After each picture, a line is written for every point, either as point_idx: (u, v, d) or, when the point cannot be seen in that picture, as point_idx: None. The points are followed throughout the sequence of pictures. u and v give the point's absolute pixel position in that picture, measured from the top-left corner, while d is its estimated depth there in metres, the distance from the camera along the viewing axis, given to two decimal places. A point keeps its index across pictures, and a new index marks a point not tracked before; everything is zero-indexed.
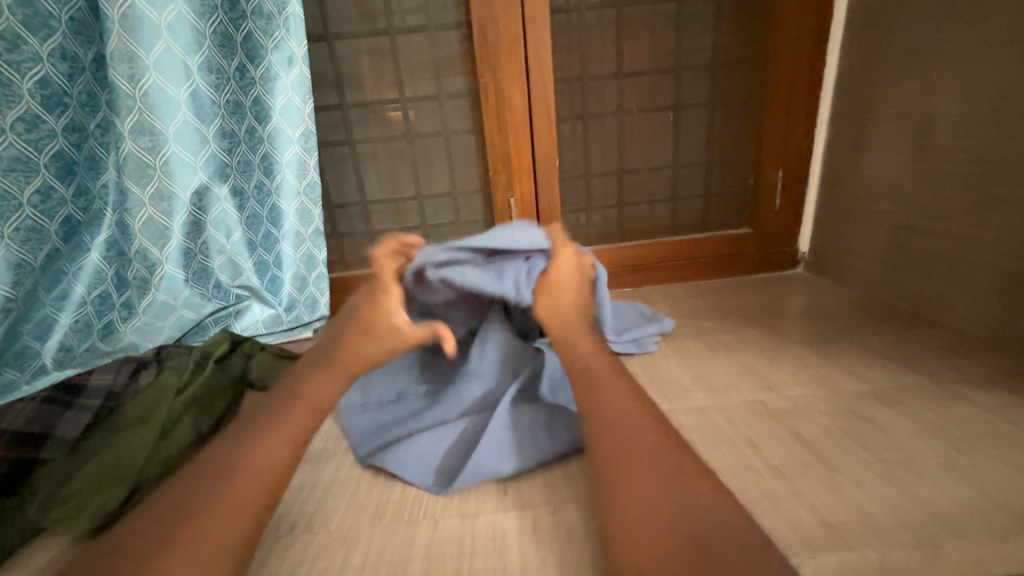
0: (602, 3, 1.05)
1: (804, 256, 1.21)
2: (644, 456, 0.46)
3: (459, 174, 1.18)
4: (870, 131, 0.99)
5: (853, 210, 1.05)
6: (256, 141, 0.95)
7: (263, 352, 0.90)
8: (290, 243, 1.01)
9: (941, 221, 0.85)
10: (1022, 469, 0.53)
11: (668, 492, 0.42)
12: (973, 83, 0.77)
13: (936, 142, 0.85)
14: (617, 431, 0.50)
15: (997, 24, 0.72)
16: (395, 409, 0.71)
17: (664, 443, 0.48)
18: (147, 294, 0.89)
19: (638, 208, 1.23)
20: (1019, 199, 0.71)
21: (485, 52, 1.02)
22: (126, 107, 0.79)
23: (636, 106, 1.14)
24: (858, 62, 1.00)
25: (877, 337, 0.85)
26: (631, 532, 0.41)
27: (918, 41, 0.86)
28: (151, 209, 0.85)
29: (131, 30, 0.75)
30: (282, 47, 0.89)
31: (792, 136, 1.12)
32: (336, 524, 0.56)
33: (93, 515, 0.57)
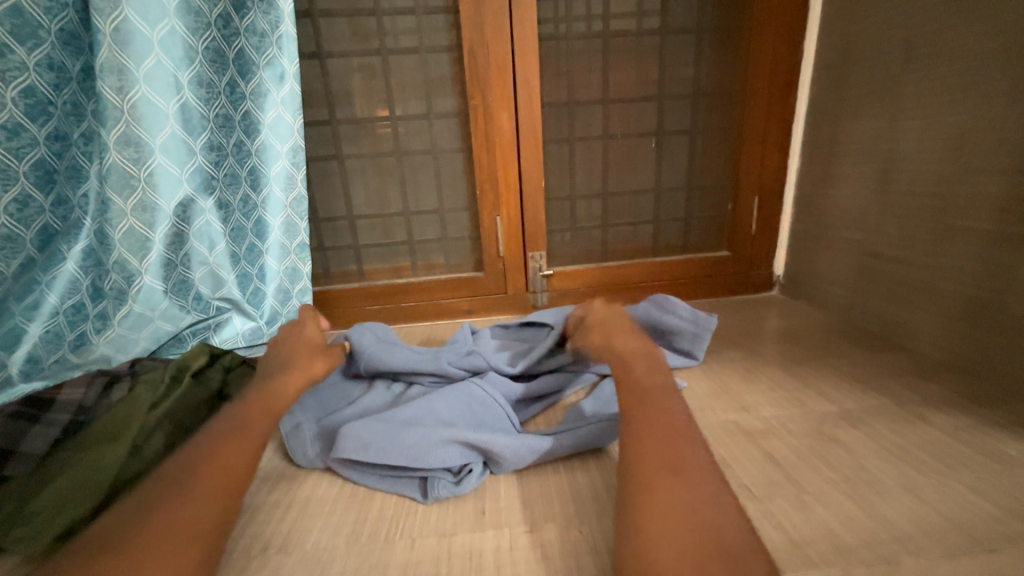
0: (588, 32, 1.10)
1: (779, 279, 1.26)
2: (651, 468, 0.49)
3: (447, 192, 1.20)
4: (838, 162, 1.05)
5: (823, 236, 1.10)
6: (244, 154, 0.95)
7: (245, 365, 0.87)
8: (275, 256, 1.02)
9: (905, 249, 0.90)
10: (976, 490, 0.56)
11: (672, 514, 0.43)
12: (933, 123, 0.83)
13: (900, 174, 0.90)
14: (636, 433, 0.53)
15: (950, 69, 0.79)
16: (389, 437, 0.63)
17: (681, 449, 0.51)
18: (124, 305, 0.88)
19: (621, 229, 1.26)
20: (975, 232, 0.77)
21: (475, 75, 1.06)
22: (113, 118, 0.79)
23: (620, 132, 1.18)
24: (826, 98, 1.06)
25: (847, 359, 0.88)
26: (643, 534, 0.43)
27: (881, 81, 0.93)
28: (133, 219, 0.84)
29: (122, 43, 0.76)
30: (273, 64, 0.90)
31: (767, 163, 1.17)
32: (311, 544, 0.55)
33: (54, 530, 0.56)
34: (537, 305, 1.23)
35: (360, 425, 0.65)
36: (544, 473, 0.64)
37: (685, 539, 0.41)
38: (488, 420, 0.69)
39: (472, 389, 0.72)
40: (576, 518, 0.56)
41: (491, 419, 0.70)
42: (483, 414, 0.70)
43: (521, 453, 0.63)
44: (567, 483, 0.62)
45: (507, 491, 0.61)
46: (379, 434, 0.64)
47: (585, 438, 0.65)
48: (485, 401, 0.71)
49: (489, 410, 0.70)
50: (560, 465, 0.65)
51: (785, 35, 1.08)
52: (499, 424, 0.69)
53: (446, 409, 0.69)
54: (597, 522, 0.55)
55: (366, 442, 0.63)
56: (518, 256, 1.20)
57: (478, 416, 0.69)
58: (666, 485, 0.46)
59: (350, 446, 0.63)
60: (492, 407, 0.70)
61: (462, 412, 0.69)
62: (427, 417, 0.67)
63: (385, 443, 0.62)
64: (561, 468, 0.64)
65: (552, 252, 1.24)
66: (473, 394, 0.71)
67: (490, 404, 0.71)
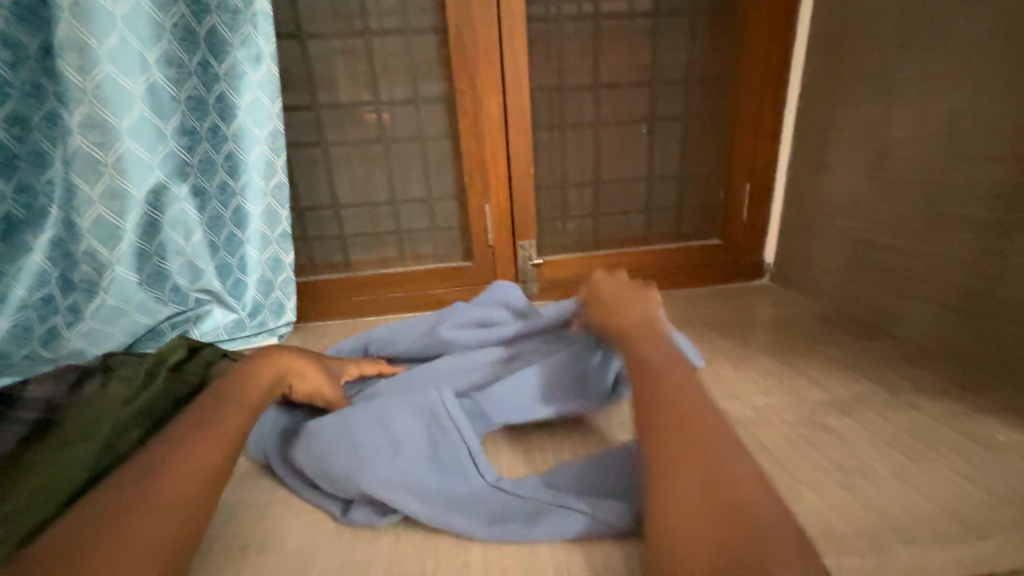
0: (579, 14, 1.06)
1: (770, 268, 1.25)
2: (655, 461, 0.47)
3: (434, 180, 1.16)
4: (831, 149, 1.03)
5: (815, 224, 1.09)
6: (219, 139, 0.88)
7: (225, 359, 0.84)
8: (255, 246, 0.96)
9: (898, 236, 0.89)
10: (968, 477, 0.55)
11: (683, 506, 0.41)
12: (927, 107, 0.81)
13: (893, 161, 0.89)
14: (646, 412, 0.50)
15: (946, 52, 0.77)
16: (322, 457, 0.56)
17: (693, 426, 0.47)
18: (96, 297, 0.86)
19: (612, 218, 1.24)
20: (968, 218, 0.76)
21: (462, 58, 1.02)
22: (74, 99, 0.76)
23: (611, 118, 1.15)
24: (820, 83, 1.04)
25: (838, 347, 0.88)
26: (670, 526, 0.40)
27: (875, 66, 0.91)
28: (101, 207, 0.82)
29: (80, 18, 0.72)
30: (249, 43, 0.83)
31: (760, 150, 1.15)
32: (293, 543, 0.53)
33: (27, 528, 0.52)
34: (528, 295, 1.21)
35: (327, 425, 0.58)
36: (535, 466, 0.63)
37: (706, 527, 0.39)
38: (453, 454, 0.56)
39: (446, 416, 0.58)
40: None
41: (451, 452, 0.56)
42: (445, 450, 0.56)
43: (456, 516, 0.51)
44: None
45: None
46: (331, 443, 0.57)
47: (546, 526, 0.50)
48: (444, 429, 0.57)
49: (450, 441, 0.57)
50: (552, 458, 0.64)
51: (779, 19, 1.06)
52: (461, 457, 0.56)
53: (413, 429, 0.58)
54: None
55: (319, 448, 0.57)
56: (508, 246, 1.17)
57: (433, 446, 0.57)
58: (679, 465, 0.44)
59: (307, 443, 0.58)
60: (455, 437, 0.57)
61: (427, 438, 0.57)
62: (387, 432, 0.57)
63: (333, 455, 0.56)
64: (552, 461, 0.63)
65: (543, 240, 1.22)
66: (433, 417, 0.58)
67: (462, 440, 0.57)
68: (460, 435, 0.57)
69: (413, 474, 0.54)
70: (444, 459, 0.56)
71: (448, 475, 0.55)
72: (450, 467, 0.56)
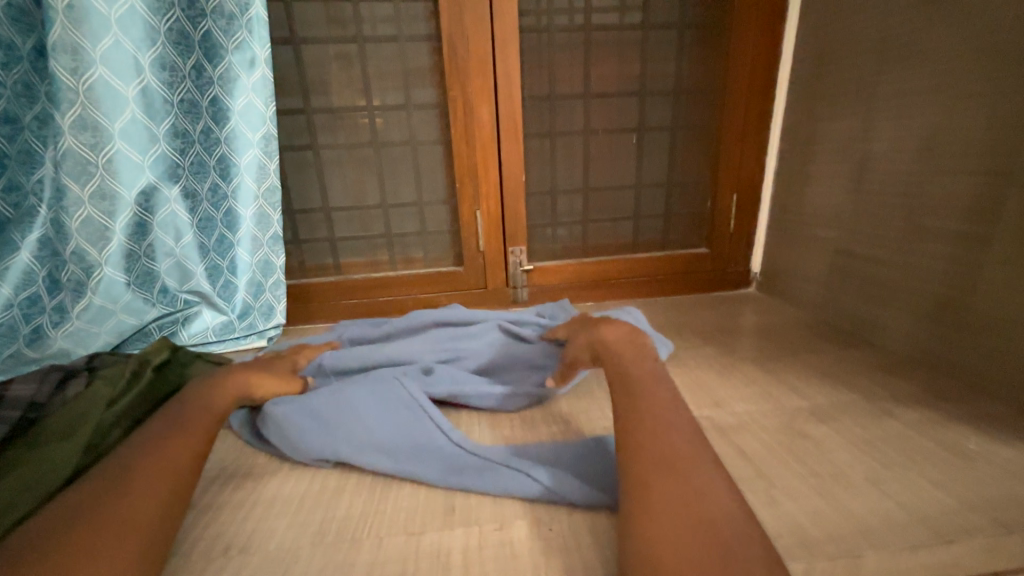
0: (571, 26, 1.08)
1: (755, 277, 1.27)
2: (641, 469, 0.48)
3: (426, 185, 1.17)
4: (814, 161, 1.06)
5: (799, 234, 1.12)
6: (212, 143, 0.89)
7: (202, 360, 0.88)
8: (246, 249, 0.96)
9: (877, 247, 0.91)
10: (937, 483, 0.57)
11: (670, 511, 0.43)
12: (904, 123, 0.84)
13: (873, 174, 0.91)
14: (636, 430, 0.53)
15: (922, 70, 0.80)
16: (303, 433, 0.65)
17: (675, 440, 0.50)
18: (83, 298, 0.86)
19: (602, 225, 1.26)
20: (943, 232, 0.78)
21: (455, 66, 1.04)
22: (67, 100, 0.76)
23: (601, 127, 1.17)
24: (803, 97, 1.07)
25: (819, 356, 0.90)
26: (642, 534, 0.42)
27: (855, 82, 0.94)
28: (90, 208, 0.82)
29: (76, 20, 0.73)
30: (243, 47, 0.84)
31: (746, 161, 1.18)
32: (275, 544, 0.53)
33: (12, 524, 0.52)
34: (517, 301, 1.22)
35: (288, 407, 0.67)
36: None
37: (682, 534, 0.41)
38: (405, 418, 0.65)
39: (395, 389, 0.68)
40: (547, 515, 0.55)
41: (415, 429, 0.64)
42: (398, 415, 0.65)
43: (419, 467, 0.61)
44: None
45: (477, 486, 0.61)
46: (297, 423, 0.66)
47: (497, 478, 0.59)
48: (409, 411, 0.65)
49: (414, 421, 0.65)
50: None
51: (764, 34, 1.09)
52: (424, 433, 0.63)
53: (366, 403, 0.66)
54: (569, 518, 0.55)
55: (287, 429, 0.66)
56: (498, 251, 1.19)
57: (398, 425, 0.64)
58: (657, 478, 0.46)
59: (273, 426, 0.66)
60: (419, 417, 0.65)
61: (381, 409, 0.66)
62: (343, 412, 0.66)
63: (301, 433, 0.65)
64: None
65: (533, 247, 1.23)
66: (400, 400, 0.67)
67: (413, 406, 0.66)
68: (423, 417, 0.65)
69: (376, 441, 0.64)
70: (409, 436, 0.63)
71: (413, 449, 0.63)
72: (415, 442, 0.63)
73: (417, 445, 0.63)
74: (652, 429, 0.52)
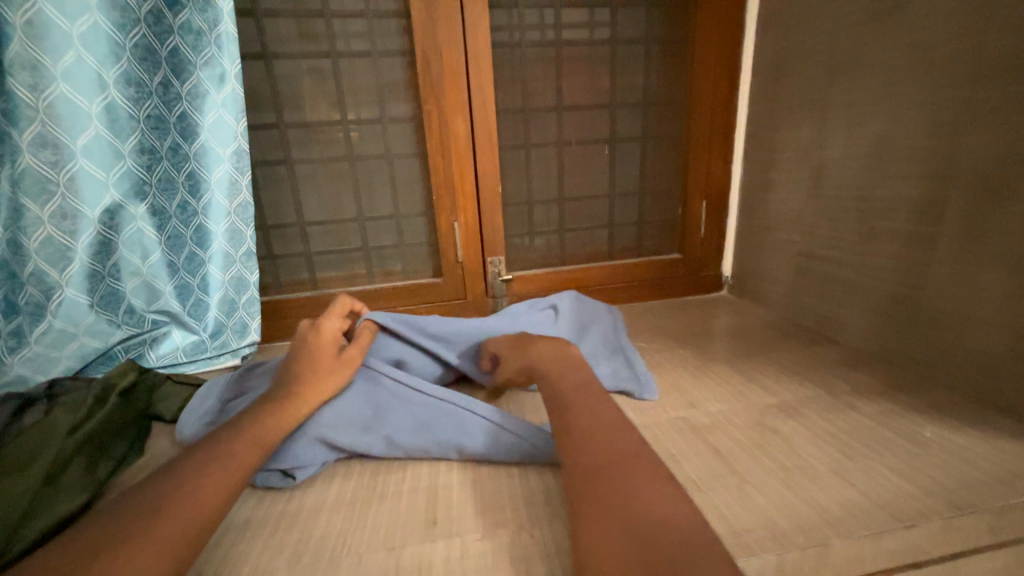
0: (541, 41, 1.12)
1: (727, 280, 1.31)
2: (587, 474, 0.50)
3: (403, 198, 1.18)
4: (776, 169, 1.11)
5: (765, 238, 1.16)
6: (181, 158, 0.88)
7: (169, 382, 0.86)
8: (218, 265, 0.94)
9: (836, 249, 0.96)
10: (897, 471, 0.60)
11: (610, 512, 0.44)
12: (856, 132, 0.89)
13: (829, 180, 0.97)
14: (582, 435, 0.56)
15: (870, 81, 0.86)
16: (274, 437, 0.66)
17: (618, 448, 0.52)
18: (43, 321, 0.83)
19: (578, 234, 1.28)
20: (894, 232, 0.83)
21: (429, 81, 1.05)
22: (26, 117, 0.74)
23: (574, 138, 1.20)
24: (764, 109, 1.13)
25: (787, 354, 0.93)
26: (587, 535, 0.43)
27: (810, 93, 1.00)
28: (50, 227, 0.79)
29: (36, 37, 0.71)
30: (212, 63, 0.83)
31: (713, 169, 1.22)
32: (249, 567, 0.52)
33: None
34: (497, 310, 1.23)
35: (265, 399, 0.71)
36: (499, 475, 0.64)
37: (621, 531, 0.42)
38: (382, 398, 0.71)
39: (370, 376, 0.74)
40: (527, 521, 0.56)
41: (373, 397, 0.72)
42: (374, 398, 0.71)
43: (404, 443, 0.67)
44: (519, 486, 0.61)
45: (459, 496, 0.61)
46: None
47: (474, 442, 0.66)
48: (363, 386, 0.73)
49: (370, 392, 0.72)
50: (515, 468, 0.65)
51: (725, 50, 1.14)
52: (380, 398, 0.72)
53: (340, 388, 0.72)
54: (548, 523, 0.55)
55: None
56: (476, 261, 1.19)
57: (358, 398, 0.71)
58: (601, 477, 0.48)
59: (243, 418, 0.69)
60: (374, 386, 0.73)
61: (353, 395, 0.71)
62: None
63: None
64: (515, 472, 0.64)
65: (510, 256, 1.24)
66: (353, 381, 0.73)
67: (366, 379, 0.74)
68: (377, 386, 0.73)
69: (354, 419, 0.69)
70: (369, 405, 0.71)
71: (377, 414, 0.70)
72: (376, 408, 0.70)
73: (378, 409, 0.70)
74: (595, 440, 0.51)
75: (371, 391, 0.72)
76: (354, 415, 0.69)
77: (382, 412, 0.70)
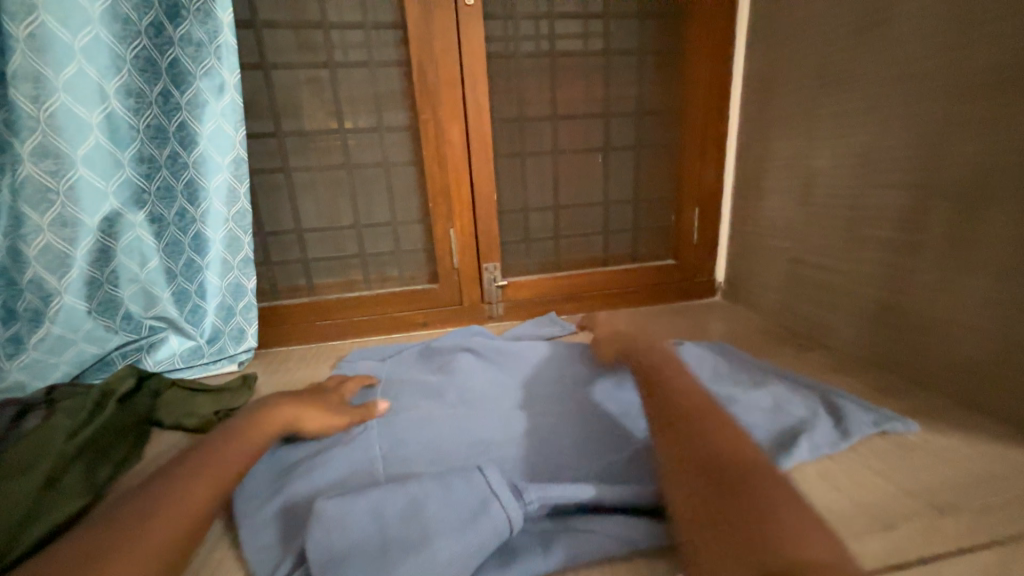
0: (536, 52, 1.14)
1: (721, 286, 1.33)
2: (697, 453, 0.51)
3: (400, 205, 1.19)
4: (767, 177, 1.13)
5: (757, 244, 1.18)
6: (179, 167, 0.88)
7: (175, 387, 0.85)
8: (216, 271, 0.95)
9: (824, 257, 0.98)
10: (881, 473, 0.61)
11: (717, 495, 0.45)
12: (843, 143, 0.91)
13: (818, 190, 0.99)
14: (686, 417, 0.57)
15: (856, 93, 0.88)
16: (317, 534, 0.49)
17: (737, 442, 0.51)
18: (41, 327, 0.84)
19: (573, 240, 1.30)
20: (880, 239, 0.85)
21: (426, 90, 1.07)
22: (27, 128, 0.76)
23: (569, 147, 1.22)
24: (754, 119, 1.15)
25: (778, 359, 0.95)
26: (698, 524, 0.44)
27: (799, 104, 1.02)
28: (50, 235, 0.80)
29: (39, 50, 0.73)
30: (212, 74, 0.84)
31: (705, 176, 1.24)
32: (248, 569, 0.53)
33: None
34: (493, 316, 1.24)
35: (331, 507, 0.51)
36: None
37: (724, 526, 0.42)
38: (503, 485, 0.54)
39: (478, 481, 0.54)
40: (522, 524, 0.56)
41: (479, 514, 0.50)
42: (476, 506, 0.51)
43: (570, 541, 0.52)
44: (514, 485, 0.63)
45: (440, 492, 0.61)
46: (360, 524, 0.50)
47: (642, 529, 0.53)
48: (466, 490, 0.53)
49: (472, 505, 0.51)
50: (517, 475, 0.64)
51: (716, 61, 1.17)
52: (485, 513, 0.50)
53: (436, 484, 0.54)
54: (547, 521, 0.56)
55: (346, 536, 0.49)
56: (473, 267, 1.21)
57: (458, 510, 0.51)
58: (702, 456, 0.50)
59: (321, 536, 0.49)
60: (482, 492, 0.52)
61: (448, 505, 0.52)
62: (412, 504, 0.52)
63: (363, 536, 0.49)
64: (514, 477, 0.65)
65: (506, 263, 1.26)
66: (455, 480, 0.54)
67: (479, 482, 0.54)
68: (485, 494, 0.52)
69: (453, 537, 0.48)
70: (469, 524, 0.50)
71: (476, 533, 0.49)
72: (485, 528, 0.49)
73: (485, 531, 0.49)
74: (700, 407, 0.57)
75: (478, 501, 0.52)
76: (452, 532, 0.49)
77: (487, 538, 0.49)
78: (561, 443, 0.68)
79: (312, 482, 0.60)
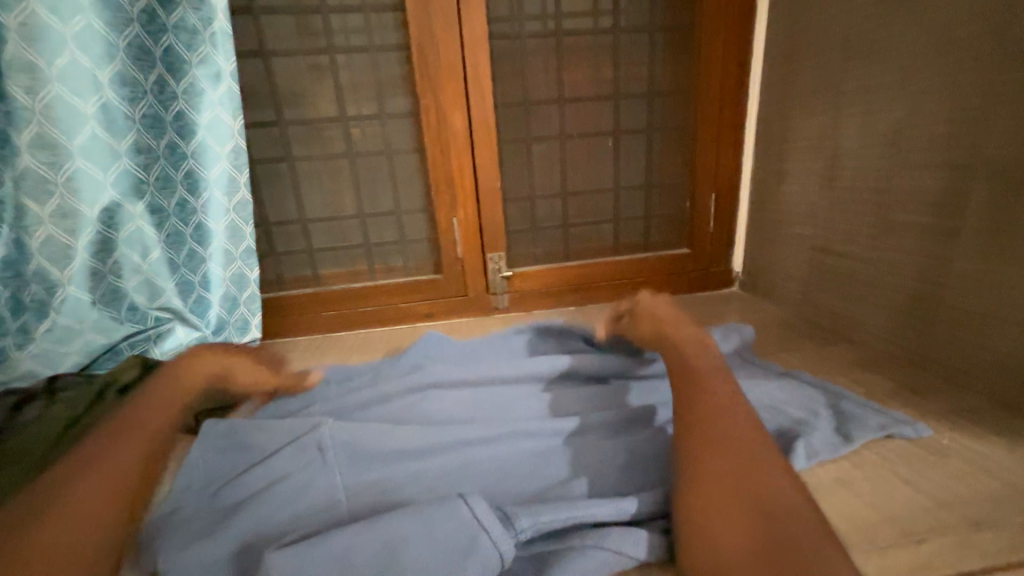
0: (541, 31, 1.08)
1: (739, 275, 1.27)
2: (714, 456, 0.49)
3: (403, 193, 1.17)
4: (788, 159, 1.06)
5: (778, 231, 1.11)
6: (179, 157, 0.87)
7: None
8: (219, 262, 0.94)
9: (850, 244, 0.91)
10: (909, 480, 0.56)
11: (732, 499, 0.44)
12: (871, 120, 0.84)
13: (844, 172, 0.91)
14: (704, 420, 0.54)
15: (886, 66, 0.80)
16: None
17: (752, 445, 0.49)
18: (48, 317, 0.85)
19: (582, 229, 1.25)
20: (913, 225, 0.78)
21: (426, 75, 1.04)
22: (25, 120, 0.76)
23: (576, 131, 1.17)
24: (775, 98, 1.08)
25: (798, 355, 0.89)
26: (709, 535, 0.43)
27: (824, 79, 0.94)
28: (51, 227, 0.82)
29: (31, 40, 0.73)
30: (208, 61, 0.83)
31: (722, 159, 1.17)
32: None
33: None
34: (498, 307, 1.21)
35: (291, 556, 0.46)
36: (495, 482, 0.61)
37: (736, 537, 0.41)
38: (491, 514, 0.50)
39: (461, 517, 0.50)
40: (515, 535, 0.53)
41: (463, 561, 0.47)
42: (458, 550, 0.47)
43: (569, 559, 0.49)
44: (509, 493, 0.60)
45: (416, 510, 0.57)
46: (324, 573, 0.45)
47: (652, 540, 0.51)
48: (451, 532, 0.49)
49: (456, 551, 0.47)
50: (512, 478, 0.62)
51: (734, 36, 1.09)
52: (465, 555, 0.47)
53: (414, 520, 0.49)
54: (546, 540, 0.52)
55: None
56: (478, 257, 1.18)
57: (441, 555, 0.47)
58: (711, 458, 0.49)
59: None
60: (465, 534, 0.48)
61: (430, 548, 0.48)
62: (390, 547, 0.47)
63: None
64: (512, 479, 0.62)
65: (512, 253, 1.22)
66: (438, 516, 0.50)
67: (465, 524, 0.49)
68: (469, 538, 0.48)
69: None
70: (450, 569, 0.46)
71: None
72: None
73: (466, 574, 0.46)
74: (715, 440, 0.51)
75: (458, 546, 0.48)
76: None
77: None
78: (529, 473, 0.62)
79: (265, 517, 0.54)
